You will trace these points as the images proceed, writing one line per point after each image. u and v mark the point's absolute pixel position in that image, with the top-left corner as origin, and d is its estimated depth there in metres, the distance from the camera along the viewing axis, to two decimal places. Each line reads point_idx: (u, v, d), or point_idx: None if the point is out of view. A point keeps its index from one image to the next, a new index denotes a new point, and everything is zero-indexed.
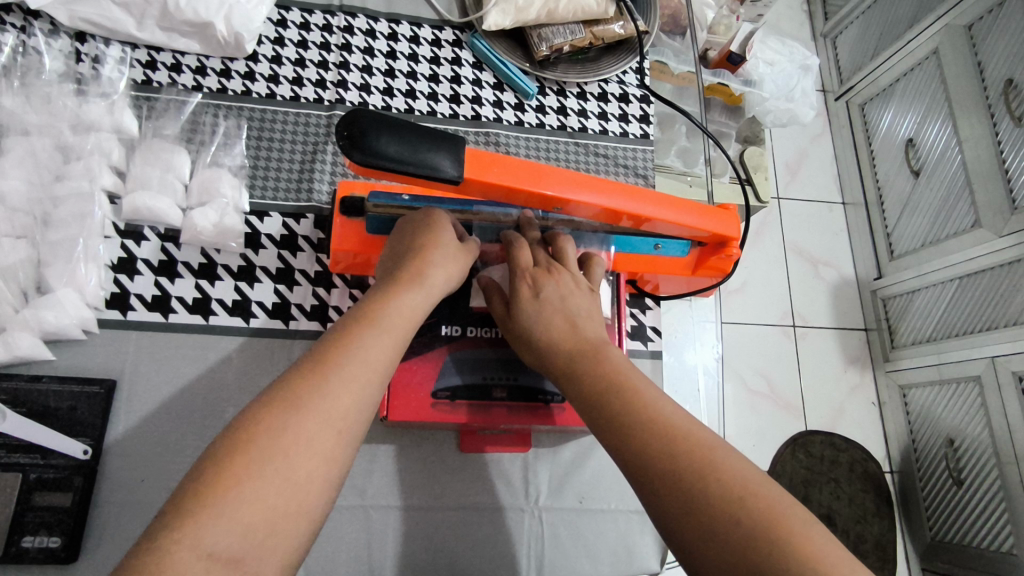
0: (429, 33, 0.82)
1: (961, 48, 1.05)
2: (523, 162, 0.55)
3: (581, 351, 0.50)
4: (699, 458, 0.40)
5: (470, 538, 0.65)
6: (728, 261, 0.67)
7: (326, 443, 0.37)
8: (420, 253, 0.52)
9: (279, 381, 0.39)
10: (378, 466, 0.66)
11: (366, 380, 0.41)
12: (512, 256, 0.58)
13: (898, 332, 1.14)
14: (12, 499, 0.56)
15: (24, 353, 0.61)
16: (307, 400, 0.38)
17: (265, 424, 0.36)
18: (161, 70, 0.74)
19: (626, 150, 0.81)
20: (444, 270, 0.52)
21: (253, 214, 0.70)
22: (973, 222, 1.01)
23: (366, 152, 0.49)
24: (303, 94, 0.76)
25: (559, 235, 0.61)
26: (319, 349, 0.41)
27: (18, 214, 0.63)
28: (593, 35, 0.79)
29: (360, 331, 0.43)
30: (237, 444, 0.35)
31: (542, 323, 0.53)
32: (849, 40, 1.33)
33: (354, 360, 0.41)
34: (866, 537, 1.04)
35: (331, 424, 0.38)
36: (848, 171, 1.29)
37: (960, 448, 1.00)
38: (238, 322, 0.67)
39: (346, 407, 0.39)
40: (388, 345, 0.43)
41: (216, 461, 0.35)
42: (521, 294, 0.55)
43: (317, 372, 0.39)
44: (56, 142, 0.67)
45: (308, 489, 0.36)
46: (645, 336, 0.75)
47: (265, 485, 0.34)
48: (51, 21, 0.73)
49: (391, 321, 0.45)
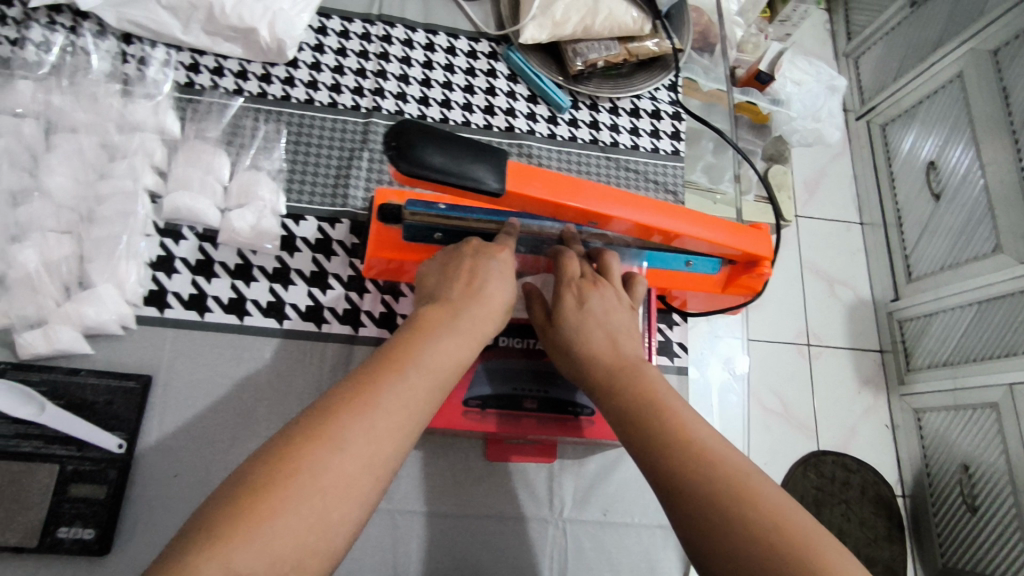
0: (466, 45, 0.83)
1: (988, 74, 1.05)
2: (563, 176, 0.56)
3: (619, 365, 0.50)
4: (732, 483, 0.40)
5: (494, 546, 0.65)
6: (759, 280, 0.67)
7: (359, 477, 0.36)
8: (468, 287, 0.51)
9: (320, 405, 0.38)
10: (406, 470, 0.66)
11: (404, 420, 0.39)
12: (561, 266, 0.59)
13: (915, 355, 1.13)
14: (49, 490, 0.58)
15: (63, 347, 0.62)
16: (343, 433, 0.37)
17: (302, 452, 0.35)
18: (203, 73, 0.75)
19: (657, 165, 0.82)
20: (491, 304, 0.51)
21: (290, 217, 0.72)
22: (994, 248, 1.01)
23: (413, 162, 0.49)
24: (341, 100, 0.77)
25: (604, 250, 0.62)
26: (363, 377, 0.40)
27: (65, 209, 0.65)
28: (627, 51, 0.80)
29: (404, 366, 0.42)
30: (273, 470, 0.35)
31: (584, 333, 0.53)
32: (873, 60, 1.33)
33: (392, 396, 0.40)
34: (876, 560, 1.04)
35: (367, 457, 0.37)
36: (867, 196, 1.28)
37: (974, 474, 0.99)
38: (271, 323, 0.68)
39: (384, 443, 0.38)
40: (429, 384, 0.42)
41: (248, 483, 0.34)
42: (566, 304, 0.56)
43: (357, 404, 0.38)
44: (100, 140, 0.68)
45: (335, 521, 0.35)
46: (671, 352, 0.75)
47: (296, 516, 0.33)
48: (99, 22, 0.74)
49: (435, 358, 0.43)
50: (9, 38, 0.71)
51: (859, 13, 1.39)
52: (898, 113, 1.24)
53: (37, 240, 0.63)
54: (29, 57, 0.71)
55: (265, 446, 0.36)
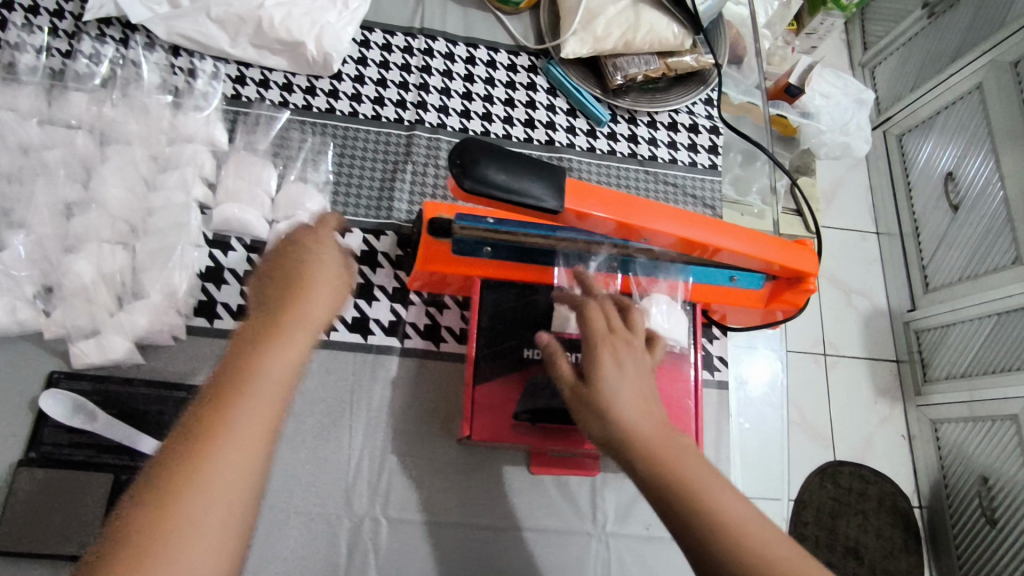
0: (506, 58, 0.83)
1: (1008, 85, 1.05)
2: (618, 194, 0.57)
3: (661, 443, 0.48)
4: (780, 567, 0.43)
5: (538, 559, 0.66)
6: (802, 297, 0.68)
7: (240, 485, 0.39)
8: (295, 257, 0.51)
9: (188, 423, 0.40)
10: (451, 482, 0.67)
11: (267, 417, 0.41)
12: (587, 323, 0.55)
13: (932, 366, 1.13)
14: (104, 499, 0.59)
15: (115, 357, 0.63)
16: (217, 449, 0.39)
17: (186, 472, 0.38)
18: (250, 85, 0.76)
19: (694, 179, 0.83)
20: (325, 269, 0.51)
21: (335, 228, 0.72)
22: (1013, 259, 1.01)
23: (477, 180, 0.50)
24: (384, 113, 0.78)
25: (630, 303, 0.60)
26: (221, 382, 0.42)
27: (118, 221, 0.66)
28: (666, 66, 0.81)
29: (260, 366, 0.43)
30: (161, 492, 0.37)
31: (624, 399, 0.50)
32: (890, 70, 1.31)
33: (254, 401, 0.41)
34: (892, 573, 1.04)
35: (242, 466, 0.39)
36: (884, 206, 1.27)
37: (994, 486, 1.00)
38: (318, 334, 0.69)
39: (257, 445, 0.40)
40: (285, 376, 0.44)
41: (137, 511, 0.37)
42: (600, 367, 0.52)
43: (224, 415, 0.40)
44: (150, 151, 0.69)
45: (230, 528, 0.38)
46: (712, 366, 0.76)
47: (188, 531, 0.37)
48: (148, 35, 0.75)
49: (285, 347, 0.45)
50: (61, 51, 0.73)
51: (876, 23, 1.35)
52: (916, 124, 1.24)
53: (92, 251, 0.64)
54: (80, 69, 0.72)
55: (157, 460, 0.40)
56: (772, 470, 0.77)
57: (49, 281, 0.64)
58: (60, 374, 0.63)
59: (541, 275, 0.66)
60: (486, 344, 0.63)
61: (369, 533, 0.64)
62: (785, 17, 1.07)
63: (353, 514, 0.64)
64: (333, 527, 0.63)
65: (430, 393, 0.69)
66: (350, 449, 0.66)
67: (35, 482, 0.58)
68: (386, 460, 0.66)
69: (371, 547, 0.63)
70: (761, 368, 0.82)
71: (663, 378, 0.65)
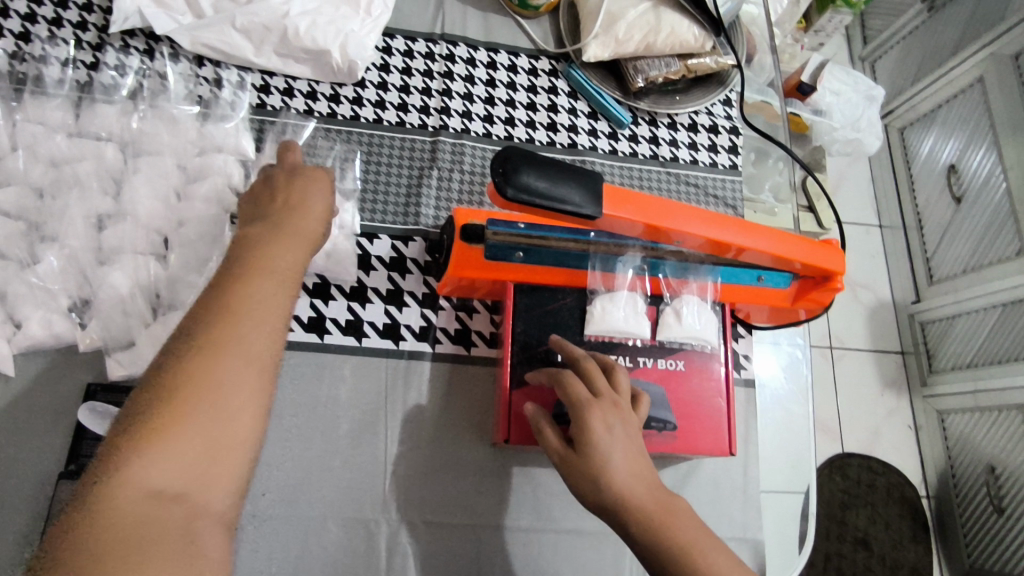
0: (527, 62, 0.84)
1: (1007, 76, 1.03)
2: (653, 199, 0.57)
3: (657, 513, 0.49)
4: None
5: (573, 559, 0.67)
6: (829, 296, 0.69)
7: (248, 379, 0.42)
8: (293, 196, 0.54)
9: (192, 325, 0.43)
10: (487, 485, 0.68)
11: (268, 319, 0.44)
12: (573, 388, 0.54)
13: (937, 357, 1.12)
14: None
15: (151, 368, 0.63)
16: (225, 344, 0.42)
17: (194, 367, 0.40)
18: (274, 94, 0.76)
19: (716, 180, 0.83)
20: (318, 205, 0.55)
21: (364, 235, 0.73)
22: (1018, 249, 1.00)
23: (519, 189, 0.50)
24: (408, 119, 0.78)
25: (613, 363, 0.59)
26: (225, 291, 0.45)
27: (151, 232, 0.66)
28: (687, 68, 0.81)
29: (257, 276, 0.46)
30: (171, 385, 0.40)
31: (620, 471, 0.50)
32: (889, 65, 1.28)
33: (257, 304, 0.44)
34: (901, 563, 1.05)
35: (250, 362, 0.42)
36: (886, 196, 1.25)
37: (1001, 475, 1.00)
38: (351, 341, 0.69)
39: (261, 342, 0.43)
40: (284, 289, 0.47)
41: (150, 406, 0.39)
42: (593, 433, 0.51)
43: (228, 317, 0.43)
44: (179, 162, 0.69)
45: (239, 418, 0.41)
46: (738, 364, 0.79)
47: (202, 421, 0.39)
48: (172, 45, 0.75)
49: (280, 263, 0.48)
50: (87, 63, 0.73)
51: (875, 17, 1.32)
52: (918, 116, 1.22)
53: (126, 262, 0.65)
54: (106, 81, 0.72)
55: (154, 371, 0.41)
56: (802, 445, 0.77)
57: (85, 293, 0.64)
58: (96, 387, 0.63)
59: (574, 279, 0.66)
60: (520, 350, 0.64)
61: (407, 536, 0.64)
62: (795, 14, 1.05)
63: (391, 518, 0.65)
64: (372, 532, 0.64)
65: (462, 397, 0.70)
66: (386, 454, 0.67)
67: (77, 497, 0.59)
68: (422, 465, 0.67)
69: (409, 551, 0.64)
70: (769, 361, 0.81)
71: (695, 377, 0.66)
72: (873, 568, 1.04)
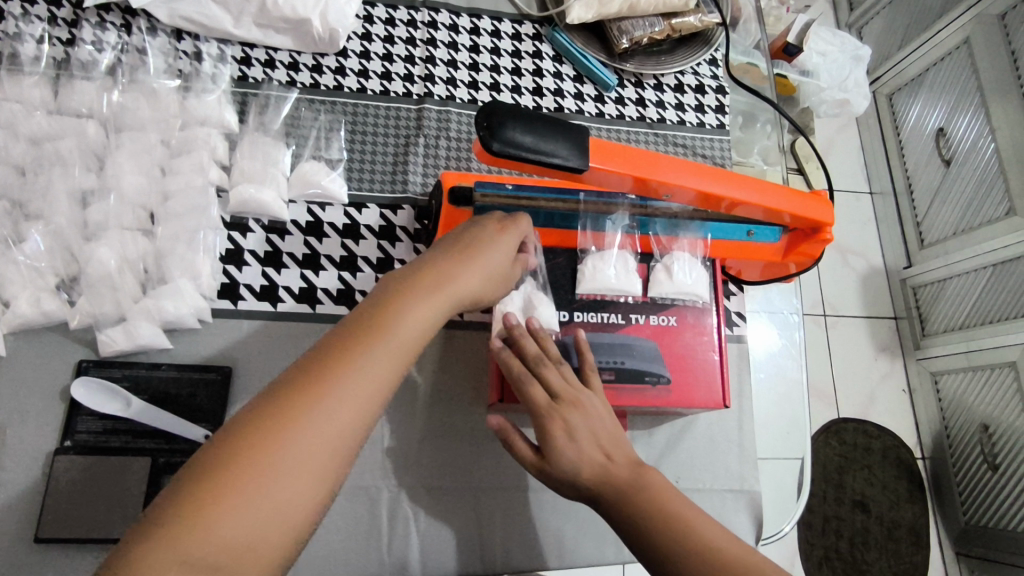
0: (510, 27, 0.83)
1: (994, 39, 1.03)
2: (641, 152, 0.57)
3: (624, 486, 0.50)
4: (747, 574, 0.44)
5: (574, 518, 0.67)
6: (820, 247, 0.69)
7: (316, 461, 0.36)
8: (452, 251, 0.50)
9: (314, 356, 0.40)
10: (484, 449, 0.68)
11: (368, 393, 0.39)
12: (528, 399, 0.53)
13: (930, 320, 1.13)
14: (145, 483, 0.60)
15: (143, 342, 0.63)
16: (310, 414, 0.37)
17: (270, 433, 0.36)
18: (255, 66, 0.75)
19: (703, 140, 0.83)
20: (472, 272, 0.49)
21: (351, 205, 0.72)
22: (1007, 210, 1.00)
23: (504, 142, 0.50)
24: (392, 88, 0.77)
25: (557, 358, 0.56)
26: (335, 351, 0.40)
27: (137, 207, 0.66)
28: (671, 28, 0.81)
29: (373, 339, 0.41)
30: (237, 450, 0.35)
31: (586, 468, 0.50)
32: (877, 28, 1.26)
33: (361, 374, 0.39)
34: (900, 523, 1.06)
35: (326, 441, 0.37)
36: (876, 164, 1.25)
37: (994, 434, 1.01)
38: (343, 310, 0.69)
39: (384, 381, 0.40)
40: (397, 361, 0.41)
41: (210, 463, 0.35)
42: (555, 439, 0.51)
43: (328, 380, 0.38)
44: (162, 137, 0.69)
45: (292, 507, 0.35)
46: (731, 321, 0.79)
47: (256, 502, 0.34)
48: (149, 19, 0.74)
49: (407, 330, 0.42)
50: (62, 39, 0.72)
51: None
52: (904, 83, 1.21)
53: (112, 238, 0.64)
54: (83, 58, 0.71)
55: (265, 391, 0.38)
56: (797, 411, 0.79)
57: (73, 271, 0.64)
58: (88, 363, 0.63)
59: (565, 239, 0.66)
60: None
61: (407, 501, 0.65)
62: None
63: (391, 484, 0.65)
64: (372, 499, 0.64)
65: (458, 363, 0.70)
66: (384, 422, 0.67)
67: (74, 472, 0.59)
68: (421, 431, 0.67)
69: (410, 516, 0.64)
70: (764, 328, 0.82)
71: (688, 332, 0.66)
72: (871, 529, 1.05)
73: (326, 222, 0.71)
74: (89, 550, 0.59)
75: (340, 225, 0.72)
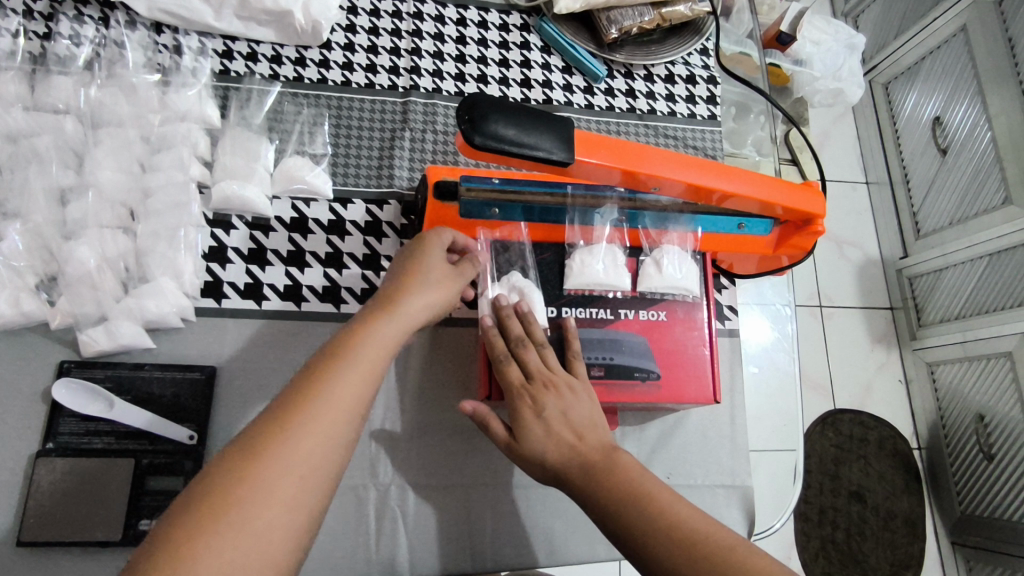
0: (497, 18, 0.82)
1: (991, 25, 1.01)
2: (628, 144, 0.56)
3: (593, 465, 0.51)
4: (721, 553, 0.43)
5: (565, 515, 0.67)
6: (811, 239, 0.68)
7: (285, 490, 0.38)
8: (400, 284, 0.54)
9: (287, 388, 0.43)
10: (474, 446, 0.67)
11: (329, 422, 0.42)
12: (501, 377, 0.56)
13: (926, 311, 1.12)
14: (128, 484, 0.59)
15: (125, 342, 0.62)
16: (275, 449, 0.39)
17: (239, 472, 0.38)
18: (237, 59, 0.74)
19: (694, 131, 0.82)
20: (421, 301, 0.53)
21: (337, 201, 0.71)
22: (1003, 199, 0.98)
23: (487, 136, 0.49)
24: (377, 81, 0.76)
25: (542, 339, 0.58)
26: (293, 392, 0.43)
27: (117, 205, 0.65)
28: (661, 17, 0.79)
29: (328, 374, 0.44)
30: (208, 493, 0.37)
31: (552, 446, 0.52)
32: (873, 16, 1.24)
33: (319, 406, 0.42)
34: (895, 513, 1.06)
35: (292, 471, 0.39)
36: (872, 154, 1.24)
37: (990, 423, 1.00)
38: (329, 308, 0.68)
39: (355, 399, 0.44)
40: (354, 389, 0.44)
41: (185, 510, 0.36)
42: (525, 416, 0.54)
43: (289, 417, 0.41)
44: (142, 132, 0.67)
45: (269, 536, 0.37)
46: (723, 316, 0.78)
47: (248, 518, 0.36)
48: (128, 13, 0.73)
49: (360, 361, 0.46)
50: (39, 34, 0.71)
51: None
52: (899, 71, 1.19)
53: (92, 237, 0.63)
54: (61, 52, 0.69)
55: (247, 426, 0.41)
56: (788, 407, 0.78)
57: (52, 270, 0.63)
58: (70, 363, 0.62)
59: (553, 234, 0.66)
60: None
61: (395, 499, 0.64)
62: None
63: (379, 483, 0.64)
64: (361, 498, 0.64)
65: (446, 359, 0.69)
66: (371, 420, 0.66)
67: (56, 473, 0.58)
68: (409, 429, 0.67)
69: (398, 515, 0.64)
70: (759, 323, 0.81)
71: (678, 327, 0.65)
72: (867, 520, 1.04)
73: (311, 218, 0.70)
74: (73, 553, 0.58)
75: (325, 221, 0.70)
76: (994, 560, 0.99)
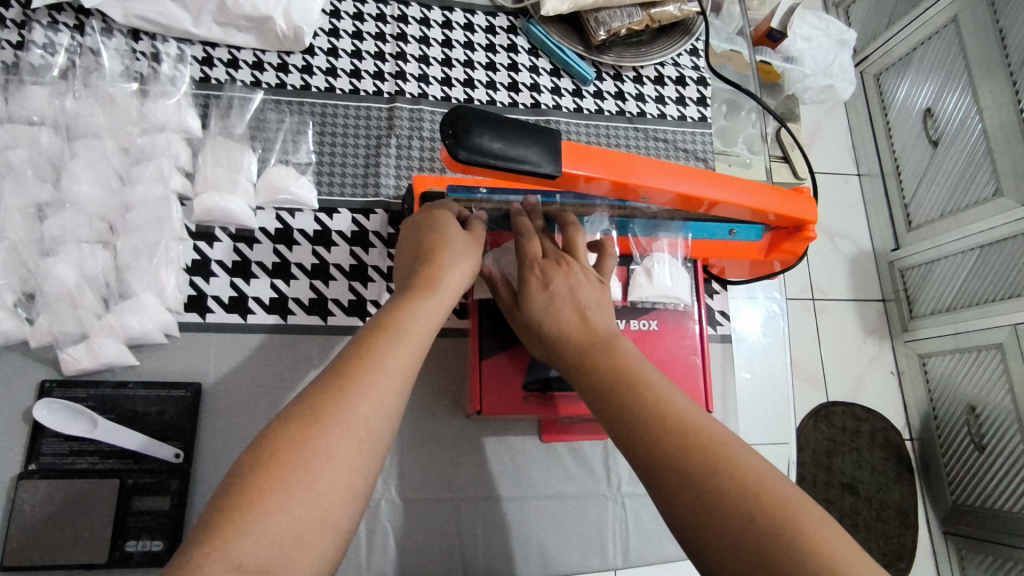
0: (483, 20, 0.81)
1: (982, 17, 0.98)
2: (615, 153, 0.55)
3: (598, 353, 0.47)
4: (712, 456, 0.37)
5: (557, 527, 0.66)
6: (802, 245, 0.67)
7: (348, 453, 0.35)
8: (431, 257, 0.49)
9: (337, 355, 0.40)
10: (465, 458, 0.67)
11: (388, 387, 0.39)
12: (522, 246, 0.55)
13: (917, 302, 1.09)
14: (113, 505, 0.58)
15: (109, 361, 0.61)
16: (331, 418, 0.36)
17: (299, 436, 0.35)
18: (218, 66, 0.73)
19: (685, 134, 0.82)
20: (456, 273, 0.49)
21: (322, 211, 0.70)
22: (994, 191, 0.96)
23: (471, 150, 0.47)
24: (362, 86, 0.75)
25: (570, 221, 0.58)
26: (344, 358, 0.39)
27: (95, 219, 0.63)
28: (650, 18, 0.77)
29: (379, 340, 0.41)
30: (269, 454, 0.34)
31: (552, 316, 0.51)
32: (863, 7, 1.21)
33: (376, 372, 0.39)
34: (888, 504, 1.02)
35: (352, 434, 0.36)
36: (863, 142, 1.20)
37: (981, 414, 0.97)
38: (316, 320, 0.67)
39: (405, 370, 0.40)
40: (406, 355, 0.41)
41: (247, 470, 0.33)
42: (530, 286, 0.52)
43: (343, 384, 0.37)
44: (120, 144, 0.66)
45: (331, 501, 0.34)
46: (715, 321, 0.79)
47: (305, 490, 0.33)
48: (103, 18, 0.71)
49: (407, 330, 0.42)
50: (12, 42, 0.69)
51: None
52: (891, 62, 1.16)
53: (71, 253, 0.61)
54: (35, 61, 0.68)
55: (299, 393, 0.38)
56: (779, 406, 0.78)
57: (30, 287, 0.61)
58: (51, 384, 0.61)
59: None
60: (488, 320, 0.61)
61: (385, 514, 0.63)
62: None
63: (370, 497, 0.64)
64: None
65: (436, 370, 0.69)
66: None
67: (39, 497, 0.57)
68: (400, 442, 0.66)
69: (389, 529, 0.63)
70: (750, 317, 0.82)
71: (669, 336, 0.65)
72: (860, 511, 1.00)
73: (295, 229, 0.69)
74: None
75: (310, 231, 0.69)
76: (987, 551, 0.96)
